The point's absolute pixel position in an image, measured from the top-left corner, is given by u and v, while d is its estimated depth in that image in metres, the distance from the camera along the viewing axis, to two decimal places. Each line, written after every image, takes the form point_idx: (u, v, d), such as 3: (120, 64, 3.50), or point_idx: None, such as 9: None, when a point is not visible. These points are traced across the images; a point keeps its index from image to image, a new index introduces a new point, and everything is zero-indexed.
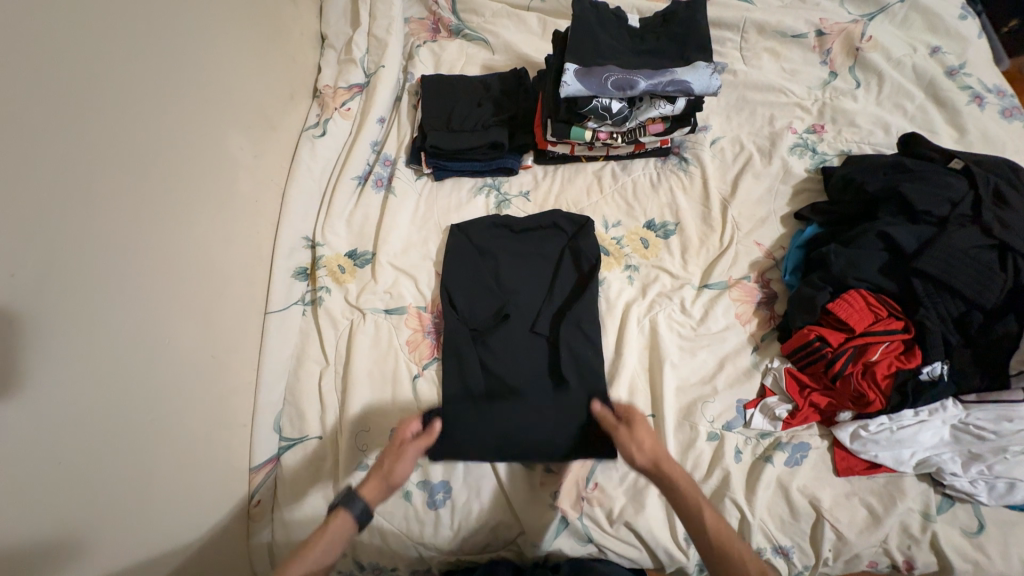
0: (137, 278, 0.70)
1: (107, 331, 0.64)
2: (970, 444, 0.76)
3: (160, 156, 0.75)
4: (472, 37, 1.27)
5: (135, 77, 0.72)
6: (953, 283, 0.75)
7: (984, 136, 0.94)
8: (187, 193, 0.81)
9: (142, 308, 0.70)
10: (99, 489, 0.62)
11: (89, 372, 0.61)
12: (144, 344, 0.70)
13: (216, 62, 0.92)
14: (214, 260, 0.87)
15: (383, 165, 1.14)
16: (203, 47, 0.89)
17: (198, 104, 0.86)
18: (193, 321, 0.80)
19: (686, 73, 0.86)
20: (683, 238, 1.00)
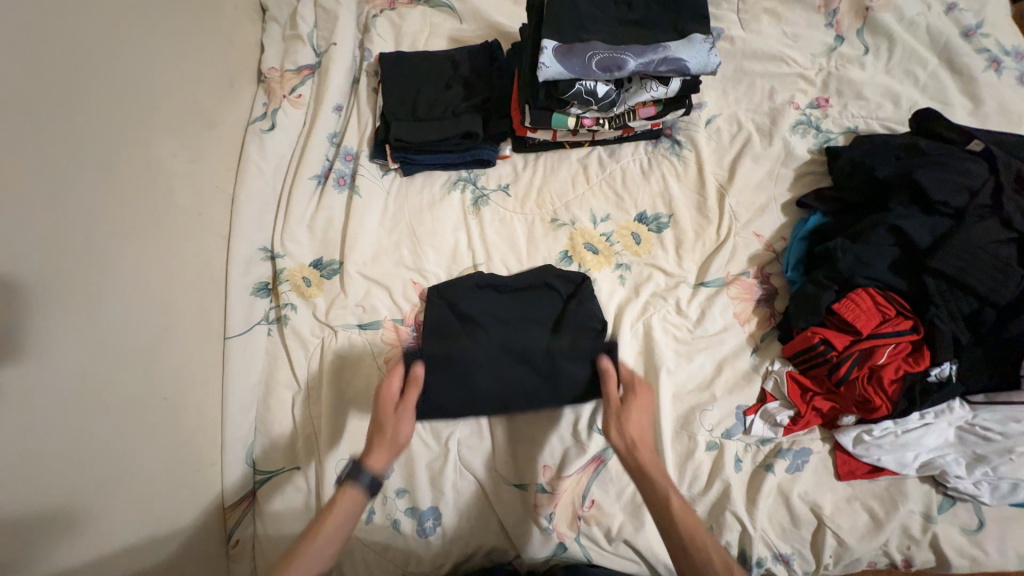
0: (60, 324, 0.61)
1: (74, 318, 0.63)
2: (975, 445, 0.73)
3: (67, 175, 0.64)
4: (436, 3, 1.12)
5: (23, 83, 0.59)
6: (969, 281, 0.70)
7: (1001, 107, 0.86)
8: (107, 218, 0.69)
9: (102, 307, 0.67)
10: (100, 458, 0.64)
11: (69, 353, 0.62)
12: (117, 332, 0.69)
13: (130, 50, 0.77)
14: (156, 287, 0.76)
15: (344, 160, 1.01)
16: (111, 31, 0.74)
17: (111, 106, 0.72)
18: (136, 364, 0.71)
19: (680, 50, 0.75)
20: (677, 232, 0.93)
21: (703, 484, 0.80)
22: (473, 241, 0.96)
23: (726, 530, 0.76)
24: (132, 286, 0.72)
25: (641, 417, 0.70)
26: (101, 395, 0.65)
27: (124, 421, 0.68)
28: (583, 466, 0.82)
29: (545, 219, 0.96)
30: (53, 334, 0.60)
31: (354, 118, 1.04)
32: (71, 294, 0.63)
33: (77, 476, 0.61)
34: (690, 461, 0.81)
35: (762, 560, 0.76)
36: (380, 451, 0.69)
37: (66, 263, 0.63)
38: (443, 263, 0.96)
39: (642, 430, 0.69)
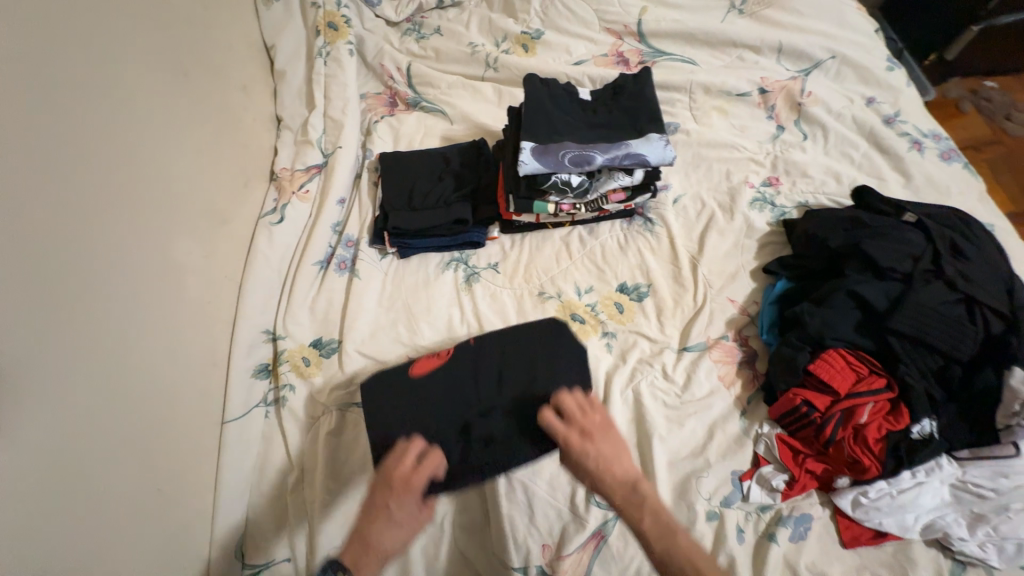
0: (125, 364, 0.75)
1: (137, 364, 0.77)
2: (971, 504, 0.73)
3: (82, 282, 0.70)
4: (430, 108, 1.30)
5: (52, 205, 0.68)
6: (929, 340, 0.75)
7: (929, 181, 0.98)
8: (116, 318, 0.75)
9: (160, 354, 0.82)
10: (156, 467, 0.77)
11: (140, 382, 0.77)
12: (169, 378, 0.82)
13: (158, 167, 0.88)
14: (156, 377, 0.80)
15: (346, 246, 1.10)
16: (138, 152, 0.84)
17: (134, 216, 0.81)
18: (139, 448, 0.75)
19: (640, 146, 0.87)
20: (657, 300, 0.99)
21: None
22: (466, 315, 1.02)
23: None
24: (135, 381, 0.76)
25: (608, 451, 0.72)
26: (163, 419, 0.80)
27: (153, 473, 0.76)
28: (581, 544, 0.80)
29: (533, 293, 1.02)
30: (117, 373, 0.73)
31: (356, 209, 1.15)
32: (67, 388, 0.66)
33: (139, 478, 0.74)
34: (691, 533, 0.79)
35: None
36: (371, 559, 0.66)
37: (74, 358, 0.67)
38: (437, 337, 1.00)
39: (604, 463, 0.71)
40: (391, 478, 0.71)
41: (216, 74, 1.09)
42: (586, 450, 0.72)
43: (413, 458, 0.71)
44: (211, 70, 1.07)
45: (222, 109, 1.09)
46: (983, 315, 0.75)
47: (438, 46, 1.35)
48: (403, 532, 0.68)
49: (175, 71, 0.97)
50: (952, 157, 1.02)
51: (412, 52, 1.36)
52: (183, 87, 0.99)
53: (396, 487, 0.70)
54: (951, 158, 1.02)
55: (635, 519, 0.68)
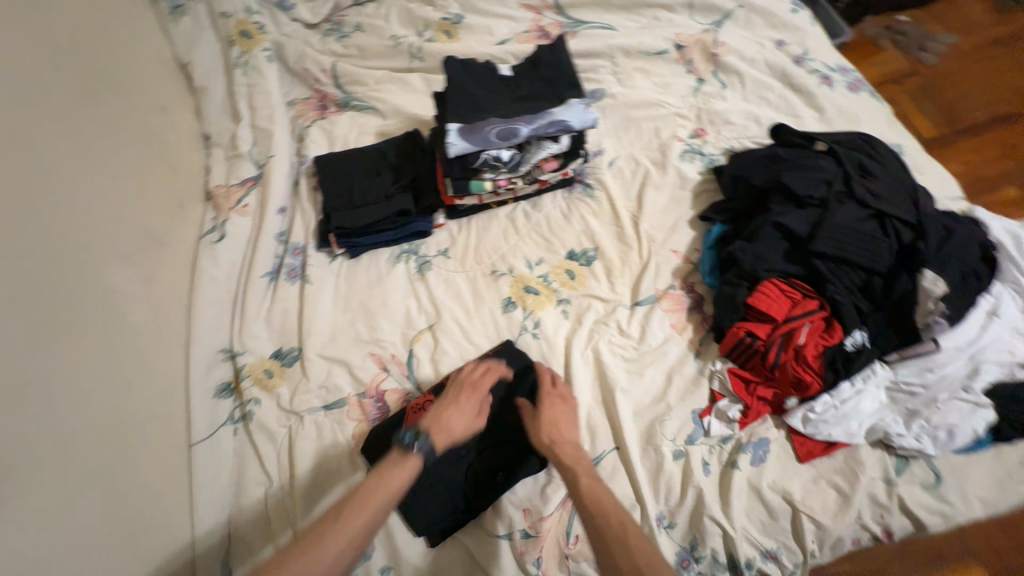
0: (69, 401, 0.74)
1: (82, 399, 0.75)
2: (906, 402, 0.79)
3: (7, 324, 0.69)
4: (361, 107, 1.29)
5: None
6: (849, 256, 0.80)
7: (839, 112, 1.04)
8: (52, 356, 0.73)
9: (110, 386, 0.80)
10: (123, 499, 0.76)
11: (90, 417, 0.76)
12: (123, 408, 0.81)
13: (76, 198, 0.86)
14: (109, 410, 0.79)
15: (293, 254, 1.09)
16: (52, 186, 0.82)
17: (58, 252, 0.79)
18: (101, 482, 0.74)
19: (562, 113, 0.90)
20: (605, 261, 1.02)
21: (677, 495, 0.82)
22: (423, 304, 1.03)
23: (708, 536, 0.78)
24: (84, 416, 0.75)
25: (560, 419, 0.83)
26: (123, 451, 0.78)
27: (119, 505, 0.75)
28: (562, 501, 0.83)
29: (486, 272, 1.04)
30: (61, 411, 0.72)
31: (298, 216, 1.14)
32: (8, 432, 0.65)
33: (104, 511, 0.73)
34: (661, 474, 0.83)
35: (752, 560, 0.77)
36: (449, 429, 0.77)
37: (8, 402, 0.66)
38: (398, 329, 1.01)
39: (558, 423, 0.82)
40: (459, 386, 0.84)
41: (131, 96, 1.05)
42: (550, 408, 0.83)
43: (477, 376, 0.85)
44: (124, 92, 1.04)
45: (142, 132, 1.05)
46: (894, 227, 0.81)
47: (360, 42, 1.33)
48: (467, 407, 0.81)
49: (83, 96, 0.94)
50: (859, 88, 1.08)
51: (336, 51, 1.34)
52: (95, 113, 0.95)
53: (466, 386, 0.83)
54: (858, 89, 1.08)
55: (572, 477, 0.74)
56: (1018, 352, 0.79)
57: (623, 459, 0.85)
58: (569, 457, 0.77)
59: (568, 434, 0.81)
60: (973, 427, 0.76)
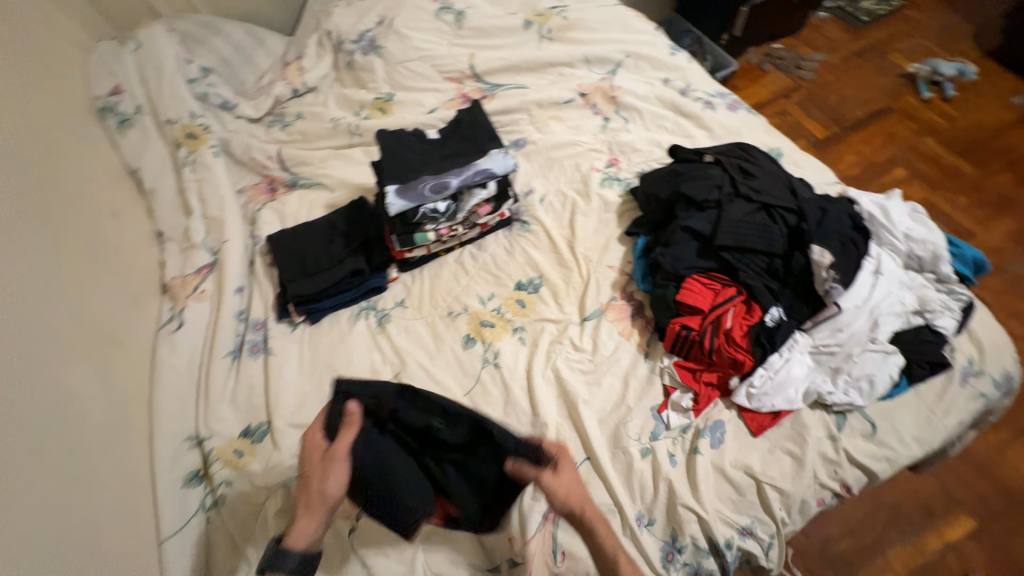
0: (49, 498, 0.75)
1: (60, 497, 0.77)
2: (829, 361, 0.88)
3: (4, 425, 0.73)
4: (309, 184, 1.38)
5: None
6: (749, 245, 0.92)
7: (725, 128, 1.22)
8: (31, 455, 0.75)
9: (81, 484, 0.81)
10: None
11: (66, 514, 0.76)
12: (92, 504, 0.81)
13: (53, 302, 0.91)
14: (84, 506, 0.79)
15: (255, 330, 1.13)
16: (34, 293, 0.88)
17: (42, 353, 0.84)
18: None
19: (485, 163, 1.05)
20: (551, 286, 1.10)
21: (651, 491, 0.85)
22: (387, 355, 1.07)
23: (685, 524, 0.81)
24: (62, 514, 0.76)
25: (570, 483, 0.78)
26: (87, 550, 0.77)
27: None
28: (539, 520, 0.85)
29: (443, 314, 1.10)
30: (44, 507, 0.74)
31: (256, 293, 1.18)
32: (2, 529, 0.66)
33: None
34: (633, 473, 0.87)
35: (731, 540, 0.81)
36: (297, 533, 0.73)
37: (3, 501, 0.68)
38: None
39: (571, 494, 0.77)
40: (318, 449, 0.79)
41: (86, 205, 1.10)
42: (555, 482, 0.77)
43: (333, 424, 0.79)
44: (78, 201, 1.08)
45: (99, 234, 1.11)
46: (780, 215, 0.94)
47: (303, 128, 1.45)
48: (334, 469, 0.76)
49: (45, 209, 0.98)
50: (736, 107, 1.27)
51: (280, 139, 1.45)
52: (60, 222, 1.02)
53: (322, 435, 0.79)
54: (736, 108, 1.27)
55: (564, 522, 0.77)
56: (908, 302, 0.90)
57: (596, 467, 0.88)
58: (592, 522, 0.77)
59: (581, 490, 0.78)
60: (888, 373, 0.86)
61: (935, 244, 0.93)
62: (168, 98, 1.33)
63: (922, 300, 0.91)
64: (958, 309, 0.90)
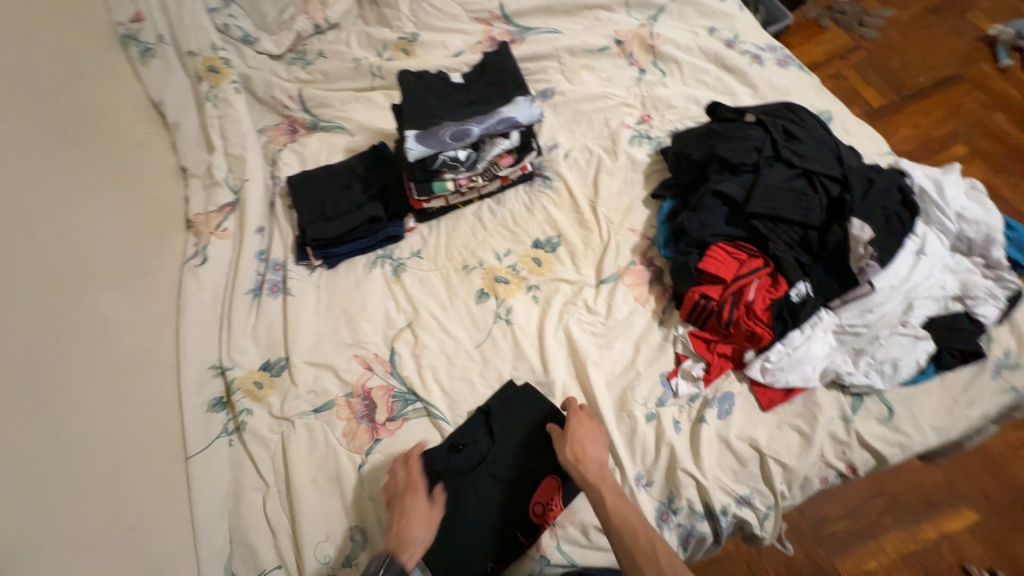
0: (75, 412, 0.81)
1: (87, 411, 0.83)
2: (852, 342, 0.85)
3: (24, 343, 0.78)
4: (330, 127, 1.35)
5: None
6: (783, 214, 0.87)
7: (772, 87, 1.13)
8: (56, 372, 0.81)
9: (109, 400, 0.86)
10: (130, 500, 0.82)
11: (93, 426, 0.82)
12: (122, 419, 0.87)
13: (76, 231, 0.95)
14: (113, 421, 0.85)
15: (275, 270, 1.15)
16: (52, 221, 0.91)
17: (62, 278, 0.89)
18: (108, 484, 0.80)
19: (509, 111, 1.00)
20: (569, 247, 1.08)
21: (652, 454, 0.86)
22: (401, 304, 1.08)
23: (684, 488, 0.82)
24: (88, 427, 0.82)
25: (587, 436, 0.82)
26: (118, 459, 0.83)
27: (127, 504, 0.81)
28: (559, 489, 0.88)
29: (457, 268, 1.10)
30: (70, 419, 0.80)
31: (276, 234, 1.19)
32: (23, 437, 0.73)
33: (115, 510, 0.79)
34: (636, 436, 0.88)
35: (727, 507, 0.82)
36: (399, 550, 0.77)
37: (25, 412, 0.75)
38: (379, 330, 1.06)
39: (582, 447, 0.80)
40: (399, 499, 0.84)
41: (107, 136, 1.11)
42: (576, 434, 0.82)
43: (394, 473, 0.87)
44: (98, 133, 1.10)
45: (121, 166, 1.12)
46: (821, 183, 0.88)
47: (324, 67, 1.40)
48: (421, 512, 0.81)
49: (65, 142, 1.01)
50: (787, 63, 1.17)
51: (301, 78, 1.41)
52: (79, 153, 1.03)
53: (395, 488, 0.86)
54: (786, 64, 1.17)
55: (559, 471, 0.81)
56: (948, 287, 0.85)
57: (600, 426, 0.89)
58: (596, 476, 0.77)
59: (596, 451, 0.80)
60: (915, 358, 0.82)
61: (990, 226, 0.86)
62: (188, 28, 1.30)
63: (964, 285, 0.85)
64: (1003, 297, 0.84)
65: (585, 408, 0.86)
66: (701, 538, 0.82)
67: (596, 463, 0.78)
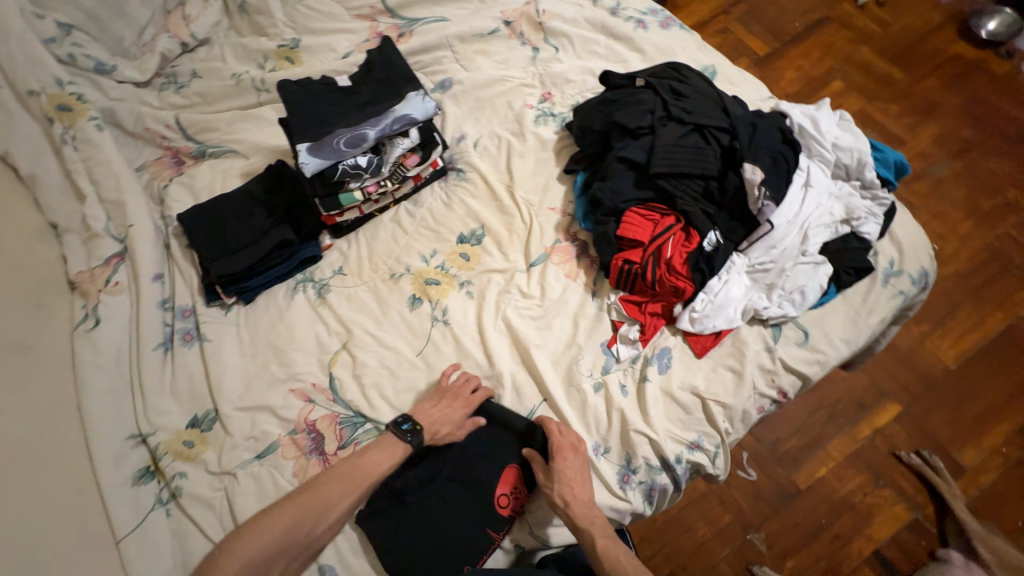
0: None
1: None
2: (764, 279, 0.90)
3: None
4: (220, 152, 1.24)
5: None
6: (684, 170, 0.91)
7: (658, 49, 1.16)
8: None
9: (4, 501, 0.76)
10: None
11: None
12: (26, 518, 0.76)
13: None
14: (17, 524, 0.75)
15: (184, 317, 1.05)
16: None
17: None
18: None
19: (403, 108, 0.96)
20: (494, 236, 1.06)
21: (605, 421, 0.89)
22: (332, 326, 1.03)
23: (638, 447, 0.85)
24: None
25: (574, 475, 0.82)
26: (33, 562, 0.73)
27: None
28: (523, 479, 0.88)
29: (385, 278, 1.06)
30: None
31: (178, 278, 1.09)
32: None
33: None
34: (588, 408, 0.90)
35: (680, 455, 0.86)
36: (436, 429, 0.87)
37: None
38: (313, 358, 1.00)
39: (568, 489, 0.81)
40: (445, 393, 0.91)
41: None
42: (560, 470, 0.82)
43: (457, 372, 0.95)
44: None
45: None
46: (713, 135, 0.92)
47: (200, 89, 1.28)
48: (454, 413, 0.88)
49: None
50: (669, 24, 1.20)
51: (176, 104, 1.28)
52: None
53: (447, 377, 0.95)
54: (669, 25, 1.20)
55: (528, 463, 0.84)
56: (836, 213, 0.93)
57: (552, 407, 0.91)
58: (583, 517, 0.79)
59: (581, 489, 0.81)
60: (818, 283, 0.89)
61: (861, 151, 0.94)
62: (23, 64, 1.13)
63: (848, 208, 0.93)
64: (881, 213, 0.93)
65: (566, 435, 0.86)
66: (663, 490, 0.86)
67: (586, 507, 0.80)
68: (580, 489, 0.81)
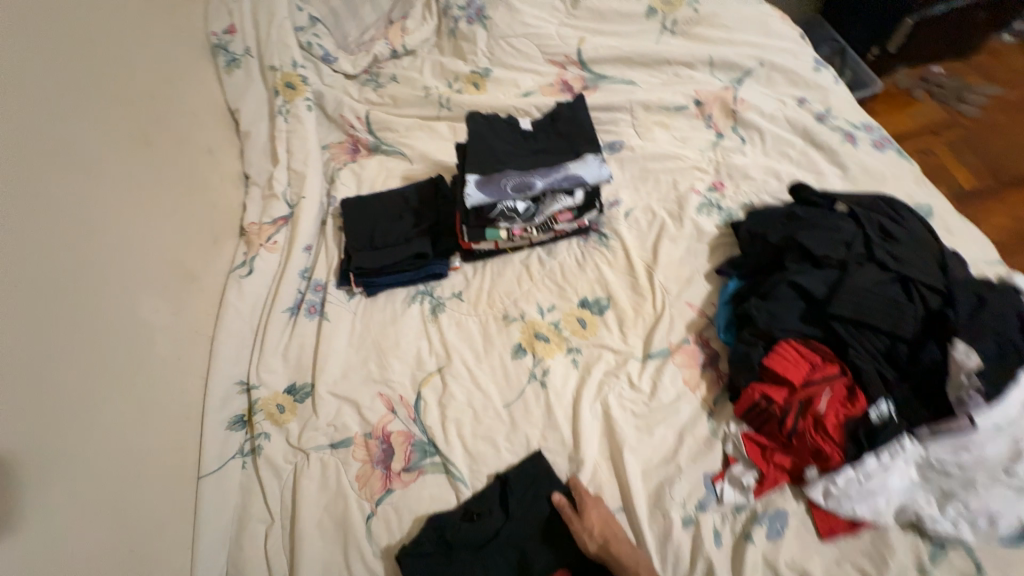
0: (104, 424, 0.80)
1: (112, 424, 0.81)
2: (940, 482, 0.73)
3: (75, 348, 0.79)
4: (390, 151, 1.36)
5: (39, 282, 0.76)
6: (871, 321, 0.79)
7: (864, 170, 1.04)
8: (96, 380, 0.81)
9: (134, 413, 0.85)
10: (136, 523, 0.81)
11: (115, 441, 0.81)
12: (140, 435, 0.86)
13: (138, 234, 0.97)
14: (134, 437, 0.84)
15: (315, 291, 1.14)
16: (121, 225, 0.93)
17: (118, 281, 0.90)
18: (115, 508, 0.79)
19: (577, 168, 0.97)
20: (618, 312, 1.01)
21: (686, 565, 0.77)
22: (434, 346, 1.04)
23: None
24: (112, 440, 0.81)
25: (608, 521, 0.79)
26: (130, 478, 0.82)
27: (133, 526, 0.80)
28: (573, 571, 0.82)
29: (497, 317, 1.05)
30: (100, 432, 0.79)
31: (322, 254, 1.19)
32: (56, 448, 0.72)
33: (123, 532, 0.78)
34: (669, 541, 0.79)
35: None
36: None
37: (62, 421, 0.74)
38: (408, 370, 1.02)
39: (607, 525, 0.79)
40: None
41: (181, 140, 1.14)
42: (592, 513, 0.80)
43: None
44: (174, 138, 1.12)
45: (188, 170, 1.14)
46: (919, 293, 0.80)
47: (394, 92, 1.42)
48: None
49: (138, 141, 1.02)
50: (884, 146, 1.07)
51: (371, 100, 1.43)
52: (151, 157, 1.04)
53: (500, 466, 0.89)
54: (883, 146, 1.07)
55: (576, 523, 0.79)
56: None
57: (629, 522, 0.82)
58: (628, 557, 0.76)
59: (614, 530, 0.79)
60: (1016, 515, 0.69)
61: None
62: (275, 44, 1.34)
63: None
64: None
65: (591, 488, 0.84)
66: None
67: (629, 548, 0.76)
68: (617, 532, 0.78)
